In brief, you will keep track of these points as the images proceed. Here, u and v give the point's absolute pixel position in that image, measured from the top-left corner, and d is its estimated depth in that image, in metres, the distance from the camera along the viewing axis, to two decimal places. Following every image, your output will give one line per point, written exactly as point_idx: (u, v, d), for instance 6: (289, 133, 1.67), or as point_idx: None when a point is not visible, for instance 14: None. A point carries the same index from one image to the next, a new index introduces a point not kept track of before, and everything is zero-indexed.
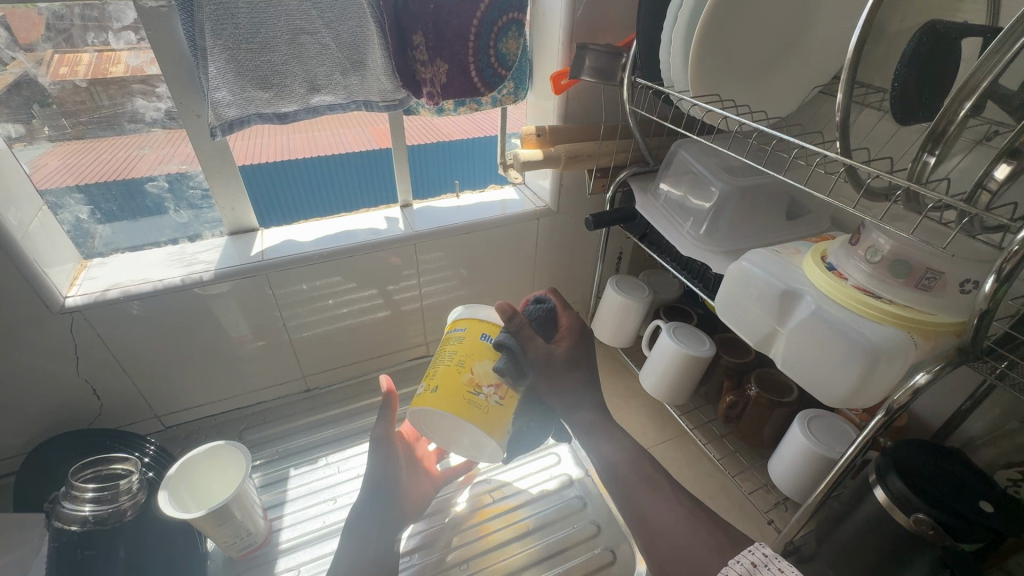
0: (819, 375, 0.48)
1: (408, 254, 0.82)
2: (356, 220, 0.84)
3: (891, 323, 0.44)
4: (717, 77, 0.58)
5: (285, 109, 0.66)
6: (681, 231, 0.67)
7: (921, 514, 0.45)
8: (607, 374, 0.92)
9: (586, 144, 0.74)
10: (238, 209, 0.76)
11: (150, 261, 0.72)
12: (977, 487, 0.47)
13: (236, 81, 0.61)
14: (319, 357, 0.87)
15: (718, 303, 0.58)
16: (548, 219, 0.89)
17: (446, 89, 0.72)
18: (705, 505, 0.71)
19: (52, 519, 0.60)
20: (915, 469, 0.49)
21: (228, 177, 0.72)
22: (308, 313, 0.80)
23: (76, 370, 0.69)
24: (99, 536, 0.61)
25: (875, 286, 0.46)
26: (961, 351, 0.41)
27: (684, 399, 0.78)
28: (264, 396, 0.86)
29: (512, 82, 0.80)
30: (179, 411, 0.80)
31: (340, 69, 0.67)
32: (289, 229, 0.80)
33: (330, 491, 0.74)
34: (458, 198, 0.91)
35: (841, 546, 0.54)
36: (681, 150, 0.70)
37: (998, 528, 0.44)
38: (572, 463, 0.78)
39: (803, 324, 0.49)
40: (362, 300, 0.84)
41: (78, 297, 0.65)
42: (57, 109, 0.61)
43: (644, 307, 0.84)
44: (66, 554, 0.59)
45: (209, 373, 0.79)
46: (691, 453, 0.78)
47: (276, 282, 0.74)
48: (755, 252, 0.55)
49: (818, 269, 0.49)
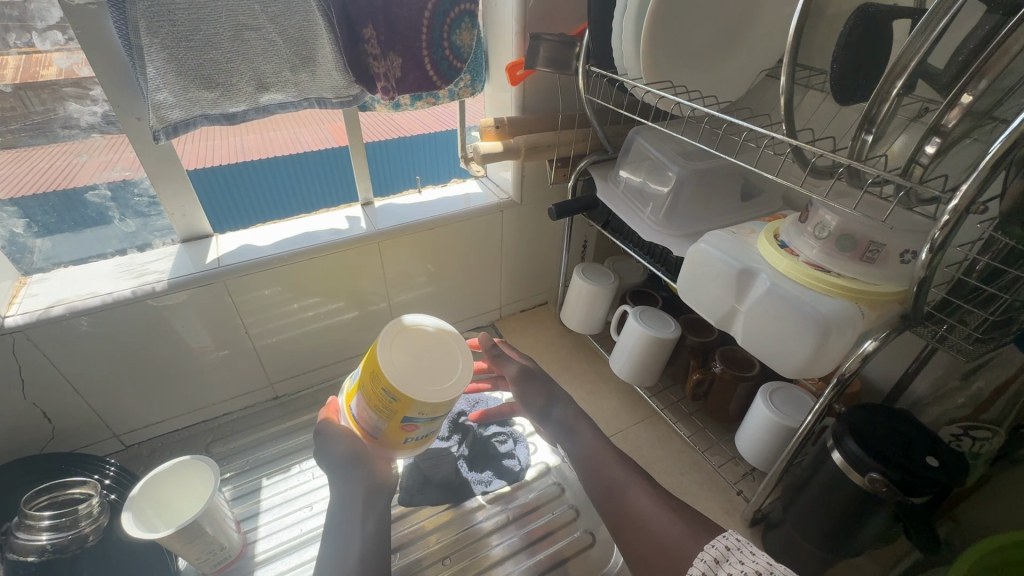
0: (776, 349, 0.50)
1: (372, 252, 0.81)
2: (316, 220, 0.82)
3: (841, 296, 0.46)
4: (668, 64, 0.59)
5: (233, 109, 0.64)
6: (641, 217, 0.68)
7: (875, 474, 0.48)
8: (577, 361, 0.94)
9: (544, 135, 0.75)
10: (190, 215, 0.73)
11: (97, 274, 0.68)
12: (924, 444, 0.50)
13: (177, 81, 0.58)
14: (285, 363, 0.85)
15: (680, 285, 0.59)
16: (512, 210, 0.89)
17: (401, 84, 0.72)
18: (678, 481, 0.74)
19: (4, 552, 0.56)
20: (868, 432, 0.52)
21: (176, 182, 0.69)
22: (272, 318, 0.78)
23: (23, 394, 0.65)
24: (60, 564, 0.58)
25: (824, 261, 0.48)
26: (904, 318, 0.44)
27: (653, 381, 0.80)
28: (230, 406, 0.84)
29: (469, 75, 0.79)
30: (140, 428, 0.77)
31: (288, 65, 0.65)
32: (245, 233, 0.78)
33: (306, 499, 0.73)
34: (420, 193, 0.90)
35: (806, 509, 0.56)
36: (638, 137, 0.71)
37: (942, 479, 0.47)
38: (548, 451, 0.79)
39: (759, 300, 0.50)
40: (328, 302, 0.82)
41: (19, 316, 0.61)
42: None
43: (611, 292, 0.85)
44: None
45: (170, 387, 0.76)
46: (663, 433, 0.80)
47: (235, 289, 0.72)
48: (712, 234, 0.57)
49: (771, 247, 0.51)
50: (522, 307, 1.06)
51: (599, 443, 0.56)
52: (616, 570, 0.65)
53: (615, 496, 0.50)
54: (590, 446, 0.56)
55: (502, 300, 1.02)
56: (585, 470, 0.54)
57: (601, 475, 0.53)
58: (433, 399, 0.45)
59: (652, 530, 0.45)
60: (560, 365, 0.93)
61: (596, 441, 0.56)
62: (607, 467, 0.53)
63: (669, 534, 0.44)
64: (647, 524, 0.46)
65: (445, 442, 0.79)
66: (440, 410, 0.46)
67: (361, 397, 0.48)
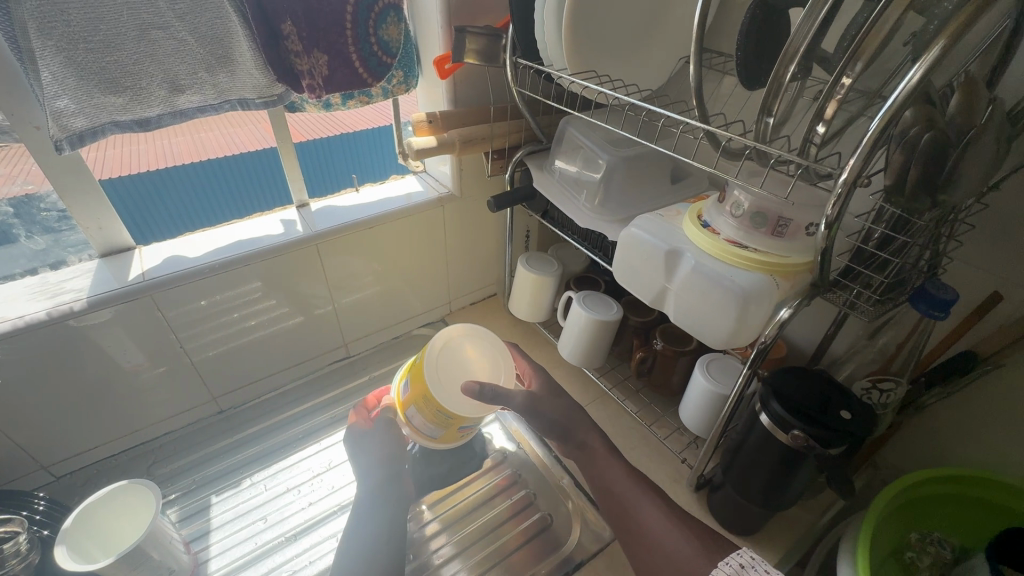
0: (704, 324, 0.53)
1: (311, 255, 0.79)
2: (249, 225, 0.79)
3: (756, 270, 0.49)
4: (590, 54, 0.60)
5: (146, 114, 0.61)
6: (576, 204, 0.70)
7: (797, 431, 0.52)
8: (528, 348, 0.95)
9: (478, 128, 0.75)
10: (107, 227, 0.69)
11: (5, 297, 0.64)
12: (839, 399, 0.55)
13: (79, 86, 0.54)
14: (228, 375, 0.82)
15: (615, 269, 0.62)
16: (453, 204, 0.89)
17: (329, 82, 0.70)
18: (629, 456, 0.77)
19: None
20: (790, 393, 0.55)
21: (88, 193, 0.65)
22: (209, 331, 0.75)
23: None
24: None
25: (741, 238, 0.51)
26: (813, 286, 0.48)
27: (600, 363, 0.83)
28: (171, 425, 0.80)
29: (401, 70, 0.78)
30: (70, 457, 0.72)
31: (203, 66, 0.62)
32: (172, 243, 0.74)
33: (260, 511, 0.71)
34: (358, 192, 0.88)
35: (742, 469, 0.60)
36: (569, 126, 0.73)
37: (854, 431, 0.51)
38: (504, 439, 0.80)
39: (686, 278, 0.53)
40: (268, 309, 0.80)
41: None
42: None
43: (555, 280, 0.87)
44: None
45: (102, 410, 0.72)
46: (613, 412, 0.83)
47: (165, 303, 0.69)
48: (642, 218, 0.59)
49: (694, 227, 0.54)
50: (472, 300, 1.06)
51: (612, 465, 0.59)
52: (574, 547, 0.67)
53: (623, 512, 0.56)
54: (607, 474, 0.59)
55: (450, 294, 1.02)
56: (602, 495, 0.58)
57: (611, 492, 0.58)
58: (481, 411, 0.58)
59: (664, 543, 0.52)
60: None
61: (611, 467, 0.59)
62: (620, 488, 0.57)
63: (681, 547, 0.50)
64: (658, 538, 0.52)
65: None
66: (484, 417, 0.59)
67: (415, 412, 0.57)
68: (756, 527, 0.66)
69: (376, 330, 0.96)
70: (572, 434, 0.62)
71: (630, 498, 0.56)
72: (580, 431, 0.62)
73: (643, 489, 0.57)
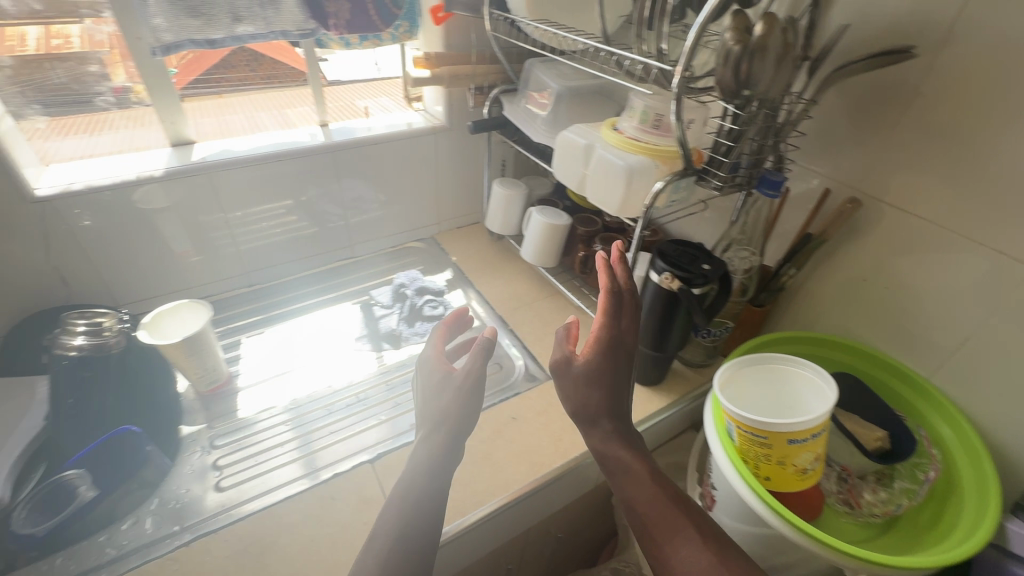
0: (606, 199, 0.74)
1: (328, 161, 1.00)
2: (283, 134, 1.00)
3: (645, 154, 0.69)
4: (542, 5, 0.82)
5: (215, 36, 0.84)
6: (535, 125, 0.90)
7: (668, 275, 0.72)
8: (501, 260, 1.16)
9: (463, 67, 0.96)
10: (178, 123, 0.91)
11: (110, 165, 0.86)
12: (702, 258, 0.75)
13: (170, 10, 0.79)
14: (258, 255, 1.04)
15: (555, 168, 0.82)
16: (444, 134, 1.09)
17: (349, 24, 0.92)
18: (568, 333, 0.98)
19: (53, 350, 0.74)
20: (668, 252, 0.75)
21: (168, 96, 0.88)
22: (247, 216, 0.98)
23: (48, 259, 0.83)
24: (96, 361, 0.74)
25: (638, 135, 0.71)
26: (683, 170, 0.68)
27: (554, 264, 1.04)
28: (210, 291, 1.02)
29: (407, 22, 0.99)
30: (141, 300, 0.96)
31: (258, 3, 0.84)
32: (225, 142, 0.95)
33: (280, 351, 0.94)
34: (367, 119, 1.08)
35: (643, 320, 0.81)
36: (534, 68, 0.92)
37: (708, 275, 0.71)
38: (471, 317, 1.02)
39: (597, 164, 0.73)
40: (290, 210, 1.01)
41: (47, 190, 0.79)
42: (28, 50, 0.76)
43: (523, 198, 1.08)
44: (72, 373, 0.73)
45: (157, 272, 0.94)
46: (562, 303, 1.04)
47: (220, 181, 0.91)
48: (574, 126, 0.79)
49: (607, 130, 0.74)
50: (459, 225, 1.26)
51: (640, 471, 0.55)
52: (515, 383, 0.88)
53: (647, 528, 0.53)
54: (618, 468, 0.55)
55: (441, 216, 1.22)
56: (620, 503, 0.55)
57: (631, 506, 0.55)
58: (771, 378, 0.72)
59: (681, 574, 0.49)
60: (487, 263, 1.15)
61: (633, 472, 0.55)
62: (642, 497, 0.54)
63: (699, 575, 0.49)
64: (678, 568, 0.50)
65: (389, 309, 1.01)
66: (771, 370, 0.73)
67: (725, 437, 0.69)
68: (656, 375, 0.86)
69: (377, 239, 1.17)
70: (597, 427, 0.57)
71: (648, 519, 0.53)
72: (611, 447, 0.55)
73: (657, 515, 0.53)
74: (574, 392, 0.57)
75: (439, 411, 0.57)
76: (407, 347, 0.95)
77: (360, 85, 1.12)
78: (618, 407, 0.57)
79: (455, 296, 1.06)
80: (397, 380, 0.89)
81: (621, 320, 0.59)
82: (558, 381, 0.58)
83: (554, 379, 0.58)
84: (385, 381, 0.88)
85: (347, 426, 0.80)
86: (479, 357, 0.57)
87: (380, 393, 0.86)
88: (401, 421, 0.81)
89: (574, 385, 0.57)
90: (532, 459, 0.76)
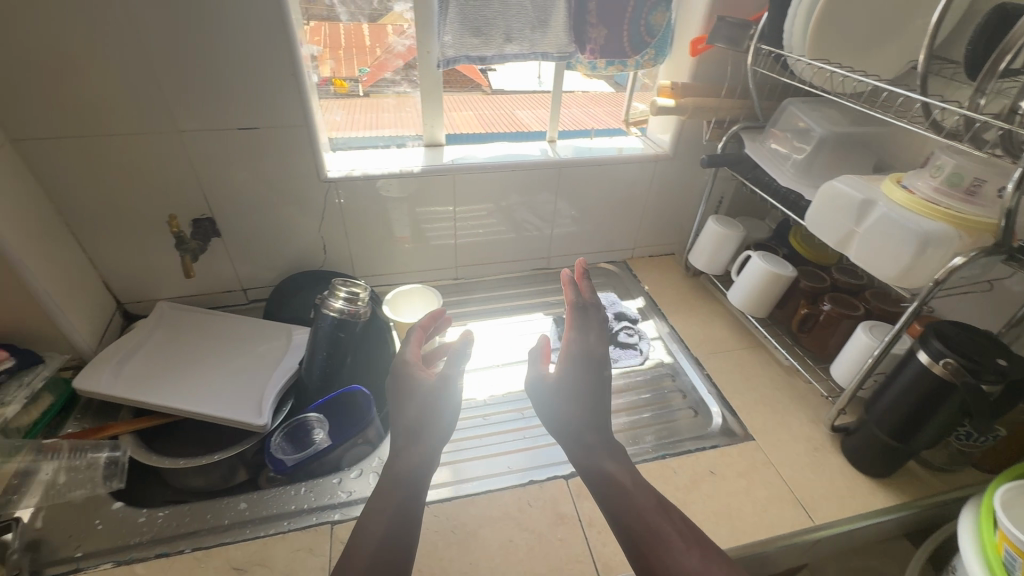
0: (879, 262, 0.66)
1: (552, 176, 1.04)
2: (516, 146, 1.07)
3: (945, 221, 0.61)
4: (829, 47, 0.77)
5: (486, 53, 0.91)
6: (781, 168, 0.87)
7: (948, 359, 0.63)
8: (697, 298, 1.11)
9: (710, 99, 0.93)
10: (435, 127, 1.01)
11: (379, 157, 0.99)
12: (994, 349, 0.64)
13: (458, 29, 0.87)
14: (470, 252, 1.12)
15: (808, 219, 0.76)
16: (665, 163, 1.07)
17: (603, 50, 0.95)
18: (773, 393, 0.90)
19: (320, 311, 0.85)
20: (949, 335, 0.66)
21: (435, 103, 0.98)
22: (472, 216, 1.06)
23: (319, 229, 0.98)
24: (350, 325, 0.84)
25: (936, 198, 0.63)
26: (996, 246, 0.58)
27: (765, 315, 0.97)
28: (423, 277, 1.14)
29: (654, 50, 0.99)
30: (373, 274, 1.09)
31: (530, 26, 0.91)
32: (469, 148, 1.05)
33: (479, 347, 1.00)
34: (591, 140, 1.11)
35: (889, 403, 0.70)
36: (791, 107, 0.89)
37: (1004, 373, 0.61)
38: (663, 352, 0.98)
39: (875, 222, 0.66)
40: (508, 216, 1.08)
41: (335, 172, 0.92)
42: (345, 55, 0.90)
43: (738, 239, 1.02)
44: (332, 333, 0.83)
45: (389, 254, 1.07)
46: (766, 358, 0.96)
47: (460, 182, 1.00)
48: (846, 177, 0.72)
49: (893, 186, 0.67)
50: (653, 253, 1.24)
51: (642, 493, 0.56)
52: (710, 434, 0.83)
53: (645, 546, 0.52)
54: (610, 489, 0.56)
55: (638, 242, 1.21)
56: (610, 521, 0.55)
57: (625, 527, 0.54)
58: None
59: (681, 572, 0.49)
60: (683, 299, 1.11)
61: (636, 490, 0.56)
62: (648, 515, 0.54)
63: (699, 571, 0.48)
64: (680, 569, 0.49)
65: None
66: None
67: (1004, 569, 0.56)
68: (886, 467, 0.75)
69: (573, 254, 1.20)
70: None
71: (643, 525, 0.53)
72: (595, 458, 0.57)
73: (655, 536, 0.52)
74: (555, 407, 0.60)
75: (417, 419, 0.59)
76: None
77: (584, 94, 1.17)
78: (596, 419, 0.59)
79: (647, 327, 1.04)
80: None
81: (590, 333, 0.63)
82: (537, 399, 0.61)
83: (532, 396, 0.62)
84: None
85: (542, 436, 0.82)
86: (458, 364, 0.61)
87: None
88: None
89: (561, 401, 0.59)
90: (732, 523, 0.70)
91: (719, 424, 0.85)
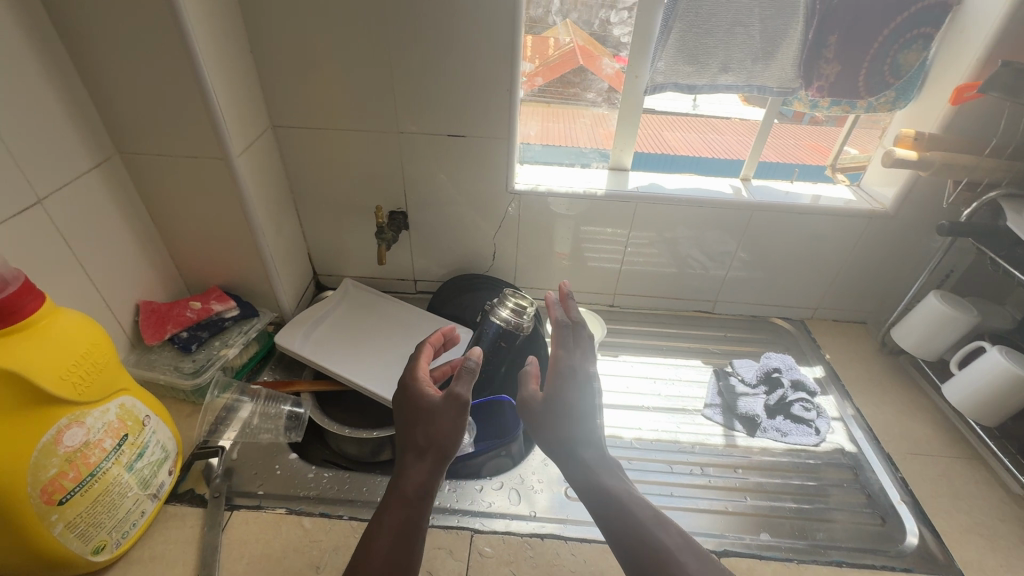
0: None
1: (740, 218, 0.96)
2: (705, 181, 1.00)
3: None
4: None
5: (696, 83, 0.86)
6: None
7: None
8: (892, 383, 0.95)
9: (964, 157, 0.79)
10: (625, 152, 1.00)
11: (564, 175, 0.99)
12: None
13: (674, 56, 0.83)
14: (633, 281, 1.08)
15: None
16: (881, 221, 0.93)
17: (833, 88, 0.84)
18: (992, 522, 0.74)
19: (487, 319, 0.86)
20: None
21: (631, 128, 0.96)
22: (644, 247, 1.02)
23: (494, 236, 1.02)
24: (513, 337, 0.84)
25: None
26: None
27: (992, 423, 0.79)
28: (580, 297, 1.12)
29: (895, 93, 0.86)
30: (533, 286, 1.11)
31: (751, 57, 0.83)
32: (655, 176, 1.01)
33: (629, 382, 0.95)
34: (791, 183, 1.00)
35: None
36: None
37: None
38: (844, 437, 0.85)
39: None
40: (682, 252, 1.02)
41: (521, 186, 0.95)
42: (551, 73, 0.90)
43: (966, 325, 0.84)
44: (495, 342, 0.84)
45: (552, 270, 1.07)
46: (985, 477, 0.80)
47: (641, 211, 0.96)
48: None
49: None
50: (839, 317, 1.09)
51: (625, 502, 0.52)
52: (900, 551, 0.70)
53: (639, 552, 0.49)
54: (601, 501, 0.52)
55: (823, 302, 1.07)
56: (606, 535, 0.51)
57: (615, 535, 0.50)
58: None
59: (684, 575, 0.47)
60: (874, 380, 0.96)
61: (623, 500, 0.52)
62: (637, 519, 0.50)
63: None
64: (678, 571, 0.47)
65: (751, 388, 0.92)
66: None
67: None
68: None
69: (744, 303, 1.10)
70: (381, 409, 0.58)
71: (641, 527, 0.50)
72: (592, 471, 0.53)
73: (655, 552, 0.48)
74: (561, 426, 0.55)
75: (429, 438, 0.54)
76: (762, 438, 0.85)
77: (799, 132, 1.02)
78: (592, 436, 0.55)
79: (826, 403, 0.91)
80: (747, 470, 0.80)
81: (576, 353, 0.58)
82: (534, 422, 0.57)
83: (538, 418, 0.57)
84: (734, 465, 0.81)
85: (694, 499, 0.76)
86: (466, 383, 0.53)
87: (728, 477, 0.79)
88: (751, 524, 0.73)
89: (547, 420, 0.56)
90: None
91: (913, 542, 0.71)
